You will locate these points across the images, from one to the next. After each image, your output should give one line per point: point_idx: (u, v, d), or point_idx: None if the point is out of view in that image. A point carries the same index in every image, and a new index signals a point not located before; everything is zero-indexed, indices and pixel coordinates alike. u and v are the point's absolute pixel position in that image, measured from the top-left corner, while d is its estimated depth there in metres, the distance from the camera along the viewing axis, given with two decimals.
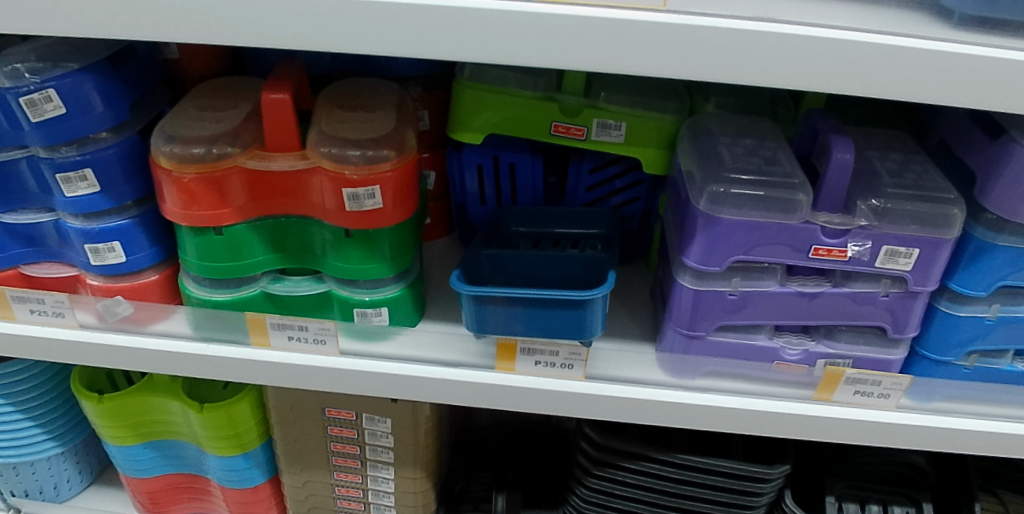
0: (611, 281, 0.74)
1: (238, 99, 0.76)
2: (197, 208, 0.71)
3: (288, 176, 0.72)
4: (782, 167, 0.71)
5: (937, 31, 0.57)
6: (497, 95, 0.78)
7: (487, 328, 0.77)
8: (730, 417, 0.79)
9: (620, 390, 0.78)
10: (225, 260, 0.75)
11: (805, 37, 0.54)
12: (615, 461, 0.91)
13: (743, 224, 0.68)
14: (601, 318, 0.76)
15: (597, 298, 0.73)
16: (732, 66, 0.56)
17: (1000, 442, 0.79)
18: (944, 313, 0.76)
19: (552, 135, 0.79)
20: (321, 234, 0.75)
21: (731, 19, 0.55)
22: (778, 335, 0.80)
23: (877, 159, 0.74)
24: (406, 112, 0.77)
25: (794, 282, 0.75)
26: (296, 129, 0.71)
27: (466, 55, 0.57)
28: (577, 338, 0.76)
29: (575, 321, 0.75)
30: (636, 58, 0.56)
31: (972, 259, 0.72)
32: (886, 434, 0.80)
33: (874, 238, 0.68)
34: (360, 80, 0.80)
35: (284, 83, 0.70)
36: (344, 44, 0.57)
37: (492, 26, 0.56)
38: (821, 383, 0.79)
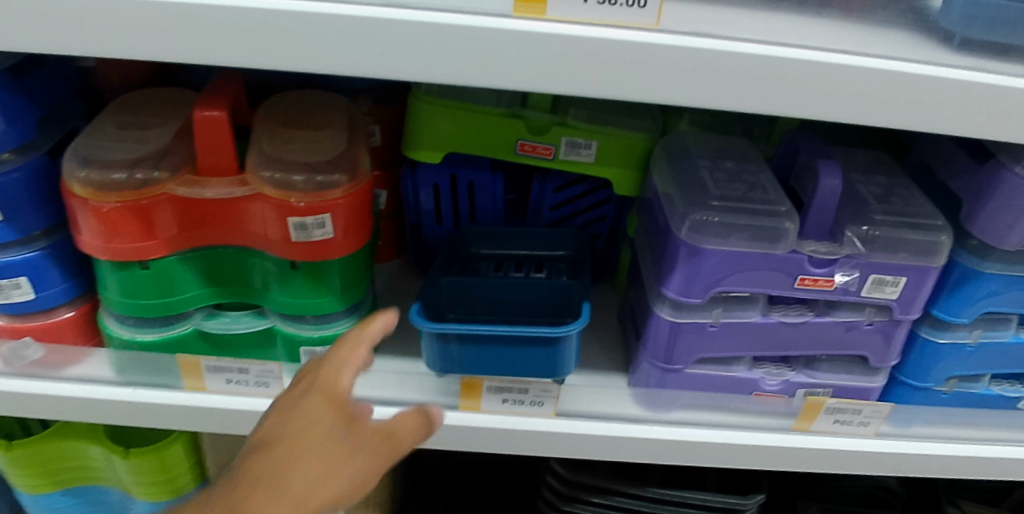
0: (587, 316, 0.68)
1: (166, 114, 0.68)
2: (120, 240, 0.62)
3: (224, 203, 0.63)
4: (766, 193, 0.67)
5: (941, 55, 0.53)
6: (459, 111, 0.71)
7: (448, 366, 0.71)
8: (708, 451, 0.74)
9: (593, 427, 0.73)
10: (153, 297, 0.67)
11: (808, 62, 0.49)
12: (584, 496, 0.86)
13: (727, 255, 0.65)
14: (574, 355, 0.71)
15: (573, 334, 0.68)
16: (732, 93, 0.49)
17: (978, 466, 0.78)
18: (924, 340, 0.74)
19: (517, 154, 0.73)
20: (263, 266, 0.67)
21: (732, 40, 0.49)
22: (757, 366, 0.77)
23: (862, 183, 0.71)
24: (358, 130, 0.70)
25: (776, 312, 0.71)
26: (233, 149, 0.63)
27: (434, 77, 0.49)
28: (549, 375, 0.71)
29: (548, 356, 0.69)
30: (627, 83, 0.49)
31: (956, 286, 0.69)
32: (868, 464, 0.76)
33: (862, 268, 0.66)
34: (305, 92, 0.73)
35: (219, 99, 0.61)
36: (287, 62, 0.48)
37: (464, 45, 0.48)
38: (802, 413, 0.75)
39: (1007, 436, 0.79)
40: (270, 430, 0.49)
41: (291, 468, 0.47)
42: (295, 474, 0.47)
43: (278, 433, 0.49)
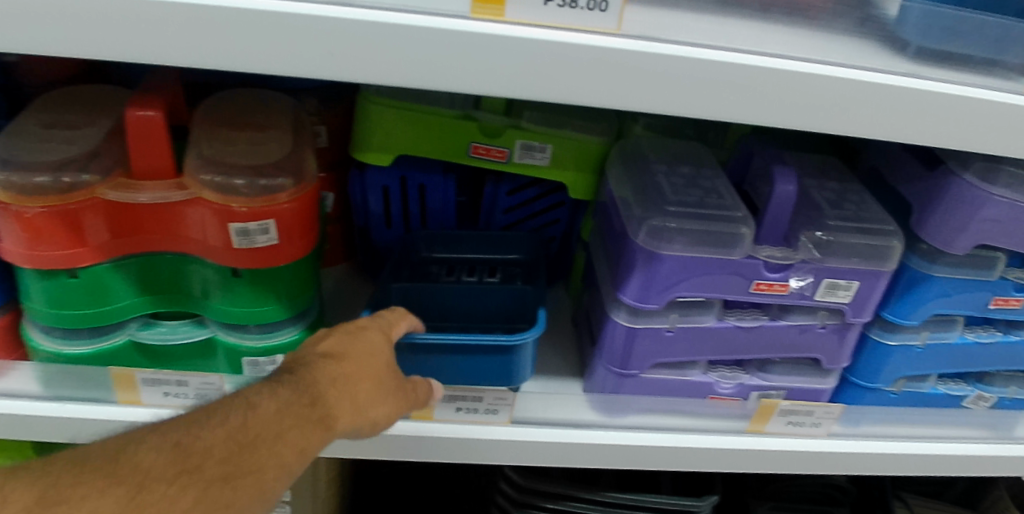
0: (543, 323, 0.68)
1: (96, 114, 0.64)
2: (45, 248, 0.58)
3: (160, 208, 0.60)
4: (723, 198, 0.67)
5: (898, 64, 0.53)
6: (411, 112, 0.69)
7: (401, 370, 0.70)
8: (663, 456, 0.74)
9: (548, 433, 0.72)
10: (83, 307, 0.63)
11: (768, 69, 0.48)
12: (537, 502, 0.85)
13: (684, 261, 0.64)
14: (530, 360, 0.71)
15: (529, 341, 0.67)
16: (692, 100, 0.49)
17: (923, 463, 0.80)
18: (875, 342, 0.75)
19: (470, 157, 0.71)
20: (202, 273, 0.64)
21: (691, 46, 0.48)
22: (712, 369, 0.76)
23: (815, 188, 0.72)
24: (304, 131, 0.67)
25: (731, 317, 0.71)
26: (170, 151, 0.59)
27: (386, 80, 0.46)
28: (505, 383, 0.70)
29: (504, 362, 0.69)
30: (587, 87, 0.48)
31: (906, 288, 0.71)
32: (819, 465, 0.78)
33: (816, 272, 0.66)
34: (247, 92, 0.69)
35: (154, 99, 0.58)
36: (228, 61, 0.45)
37: (418, 47, 0.45)
38: (756, 416, 0.75)
39: (950, 434, 0.81)
40: (341, 343, 0.57)
41: (359, 381, 0.56)
42: (365, 386, 0.56)
43: (348, 346, 0.57)
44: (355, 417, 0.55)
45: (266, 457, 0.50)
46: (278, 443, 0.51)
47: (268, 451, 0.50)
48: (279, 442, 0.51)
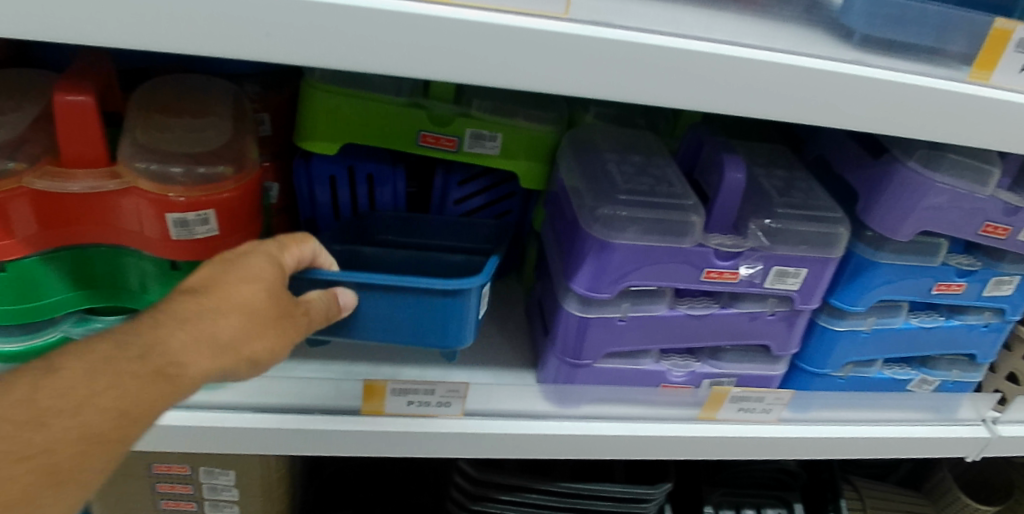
0: (489, 269, 0.65)
1: (21, 99, 0.60)
2: None
3: (92, 197, 0.57)
4: (674, 187, 0.67)
5: (843, 52, 0.53)
6: (359, 99, 0.67)
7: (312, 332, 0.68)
8: (616, 444, 0.74)
9: (501, 425, 0.72)
10: (11, 302, 0.60)
11: (715, 56, 0.48)
12: (492, 494, 0.83)
13: (636, 249, 0.64)
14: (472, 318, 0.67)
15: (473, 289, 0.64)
16: (639, 87, 0.48)
17: (867, 446, 0.82)
18: (823, 328, 0.76)
19: (419, 146, 0.69)
20: (140, 265, 0.62)
21: (639, 32, 0.48)
22: (664, 358, 0.76)
23: (764, 176, 0.73)
24: (245, 118, 0.65)
25: (683, 305, 0.71)
26: (101, 138, 0.57)
27: (328, 64, 0.45)
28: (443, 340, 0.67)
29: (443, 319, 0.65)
30: (532, 72, 0.47)
31: (853, 275, 0.72)
32: (768, 449, 0.79)
33: (765, 260, 0.67)
34: (185, 77, 0.67)
35: (84, 83, 0.55)
36: (160, 43, 0.43)
37: (360, 30, 0.44)
38: (707, 403, 0.76)
39: (893, 416, 0.83)
40: (203, 279, 0.49)
41: (221, 317, 0.48)
42: (225, 325, 0.48)
43: (212, 282, 0.49)
44: (213, 361, 0.47)
45: (62, 431, 0.42)
46: (91, 402, 0.43)
47: (66, 423, 0.42)
48: (81, 411, 0.42)
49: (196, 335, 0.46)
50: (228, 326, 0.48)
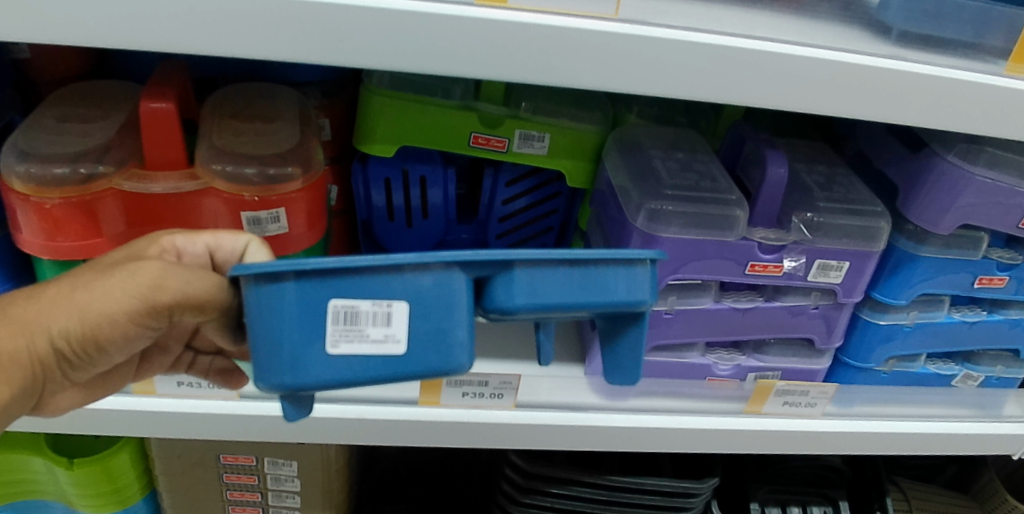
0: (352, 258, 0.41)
1: (108, 109, 0.66)
2: (63, 239, 0.60)
3: (173, 198, 0.61)
4: (718, 182, 0.70)
5: (881, 47, 0.56)
6: (414, 104, 0.71)
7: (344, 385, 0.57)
8: (663, 436, 0.75)
9: (551, 416, 0.73)
10: None
11: (759, 51, 0.51)
12: (543, 487, 0.85)
13: (683, 242, 0.67)
14: (351, 331, 0.42)
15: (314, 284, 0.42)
16: (685, 82, 0.51)
17: (914, 441, 0.82)
18: (865, 321, 0.77)
19: (471, 147, 0.73)
20: None
21: (685, 30, 0.51)
22: (710, 351, 0.78)
23: (805, 172, 0.76)
24: (310, 123, 0.69)
25: (728, 299, 0.74)
26: (182, 143, 0.61)
27: (398, 67, 0.48)
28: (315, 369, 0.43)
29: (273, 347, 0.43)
30: (585, 70, 0.50)
31: (894, 269, 0.73)
32: (815, 443, 0.79)
33: (808, 253, 0.69)
34: (253, 86, 0.71)
35: (166, 91, 0.60)
36: (244, 49, 0.46)
37: (426, 34, 0.47)
38: (752, 397, 0.77)
39: (939, 412, 0.83)
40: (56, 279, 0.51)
41: (42, 290, 0.48)
42: (21, 308, 0.48)
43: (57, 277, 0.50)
44: (24, 331, 0.47)
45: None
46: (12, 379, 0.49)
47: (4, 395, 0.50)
48: None
49: (10, 321, 0.47)
50: (23, 308, 0.48)
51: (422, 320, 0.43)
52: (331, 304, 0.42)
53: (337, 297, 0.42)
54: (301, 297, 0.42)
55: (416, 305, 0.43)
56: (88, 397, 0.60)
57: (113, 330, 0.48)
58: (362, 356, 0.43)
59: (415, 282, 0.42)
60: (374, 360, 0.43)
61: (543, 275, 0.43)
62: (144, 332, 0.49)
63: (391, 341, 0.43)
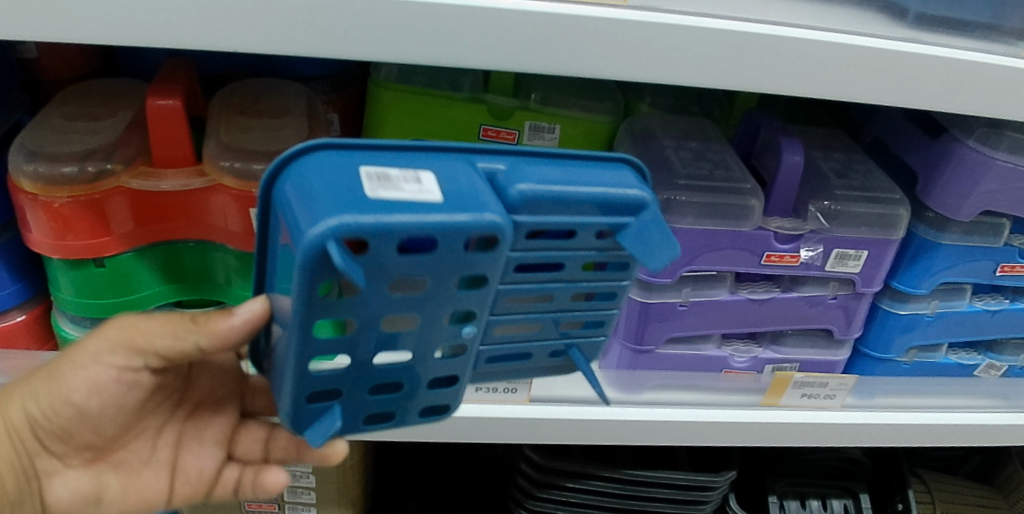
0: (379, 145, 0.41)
1: (116, 107, 0.65)
2: (73, 238, 0.60)
3: (182, 195, 0.61)
4: (733, 171, 0.69)
5: (897, 30, 0.54)
6: (420, 97, 0.70)
7: (348, 407, 0.46)
8: (680, 431, 0.74)
9: (565, 410, 0.72)
10: (108, 296, 0.64)
11: (771, 36, 0.49)
12: (558, 481, 0.85)
13: (697, 233, 0.66)
14: (385, 184, 0.37)
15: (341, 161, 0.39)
16: (696, 69, 0.50)
17: (943, 432, 0.79)
18: (885, 312, 0.76)
19: (481, 140, 0.72)
20: (225, 261, 0.65)
21: (696, 16, 0.49)
22: (726, 343, 0.78)
23: (822, 159, 0.74)
24: (318, 117, 0.68)
25: (744, 290, 0.73)
26: (189, 140, 0.61)
27: (403, 58, 0.48)
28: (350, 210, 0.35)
29: (294, 212, 0.37)
30: (592, 59, 0.49)
31: (914, 257, 0.72)
32: (835, 436, 0.77)
33: (826, 242, 0.68)
34: (261, 81, 0.71)
35: (172, 88, 0.59)
36: (246, 43, 0.46)
37: (430, 24, 0.46)
38: (770, 389, 0.75)
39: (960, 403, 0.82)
40: None
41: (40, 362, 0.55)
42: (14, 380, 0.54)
43: None
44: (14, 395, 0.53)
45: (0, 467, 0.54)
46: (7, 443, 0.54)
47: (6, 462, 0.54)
48: None
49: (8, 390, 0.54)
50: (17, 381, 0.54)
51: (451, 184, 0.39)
52: (361, 169, 0.38)
53: (366, 165, 0.39)
54: (330, 164, 0.39)
55: (441, 176, 0.40)
56: (112, 499, 0.59)
57: (80, 381, 0.51)
58: (400, 200, 0.37)
59: (437, 165, 0.41)
60: (412, 207, 0.37)
61: (549, 166, 0.43)
62: (108, 382, 0.51)
63: (425, 192, 0.38)
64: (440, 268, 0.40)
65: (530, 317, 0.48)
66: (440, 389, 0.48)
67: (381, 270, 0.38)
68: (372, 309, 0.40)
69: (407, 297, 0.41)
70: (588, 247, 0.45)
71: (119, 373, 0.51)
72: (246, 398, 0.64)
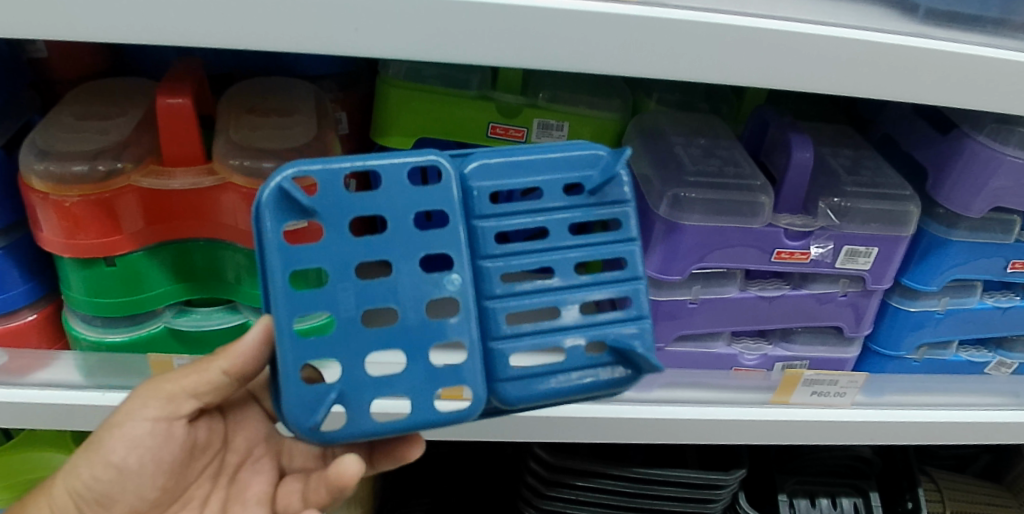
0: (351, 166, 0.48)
1: (125, 105, 0.65)
2: (83, 237, 0.60)
3: (191, 194, 0.61)
4: (743, 167, 0.69)
5: (907, 25, 0.54)
6: (428, 95, 0.70)
7: (348, 385, 0.44)
8: (689, 428, 0.73)
9: (575, 409, 0.72)
10: (118, 295, 0.64)
11: (781, 32, 0.49)
12: (568, 480, 0.85)
13: (706, 230, 0.65)
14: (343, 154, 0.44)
15: None
16: (705, 64, 0.50)
17: (954, 430, 0.79)
18: (895, 309, 0.75)
19: (489, 138, 0.72)
20: (234, 259, 0.65)
21: (705, 12, 0.49)
22: (736, 341, 0.77)
23: (831, 156, 0.74)
24: (326, 116, 0.68)
25: (754, 287, 0.72)
26: (198, 138, 0.61)
27: (412, 55, 0.48)
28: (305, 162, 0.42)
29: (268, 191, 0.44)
30: (601, 55, 0.49)
31: (924, 254, 0.71)
32: (845, 433, 0.77)
33: (836, 239, 0.67)
34: (270, 80, 0.71)
35: (181, 87, 0.59)
36: (254, 41, 0.46)
37: (439, 20, 0.46)
38: (780, 387, 0.74)
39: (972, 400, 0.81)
40: None
41: None
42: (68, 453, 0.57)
43: None
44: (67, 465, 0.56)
45: None
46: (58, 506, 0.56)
47: None
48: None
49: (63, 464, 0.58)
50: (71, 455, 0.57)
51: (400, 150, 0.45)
52: None
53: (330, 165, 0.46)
54: None
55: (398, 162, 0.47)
56: None
57: (119, 440, 0.54)
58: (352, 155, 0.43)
59: None
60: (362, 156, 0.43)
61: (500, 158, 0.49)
62: (145, 439, 0.54)
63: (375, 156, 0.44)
64: (396, 208, 0.43)
65: (536, 299, 0.47)
66: (449, 368, 0.45)
67: (340, 211, 0.43)
68: (344, 257, 0.43)
69: (375, 242, 0.44)
70: (561, 204, 0.47)
71: (154, 425, 0.54)
72: (283, 459, 0.63)
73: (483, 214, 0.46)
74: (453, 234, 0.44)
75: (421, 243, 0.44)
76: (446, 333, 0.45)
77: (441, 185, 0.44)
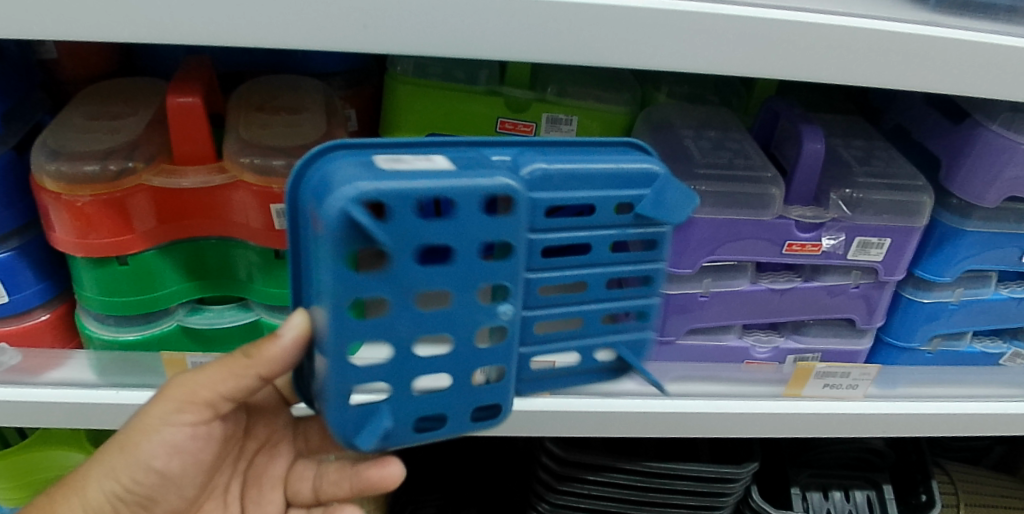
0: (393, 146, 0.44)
1: (135, 105, 0.66)
2: (95, 236, 0.60)
3: (202, 192, 0.61)
4: (753, 159, 0.68)
5: (920, 14, 0.53)
6: (437, 91, 0.70)
7: (395, 404, 0.46)
8: (700, 422, 0.73)
9: (588, 404, 0.72)
10: (131, 294, 0.64)
11: (793, 22, 0.49)
12: (580, 474, 0.85)
13: (717, 223, 0.65)
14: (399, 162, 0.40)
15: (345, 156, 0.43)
16: (717, 57, 0.49)
17: (968, 422, 0.78)
18: (908, 300, 0.75)
19: (498, 133, 0.72)
20: (246, 257, 0.66)
21: (717, 3, 0.49)
22: (747, 333, 0.77)
23: (843, 147, 0.73)
24: (336, 113, 0.69)
25: (765, 279, 0.72)
26: (209, 137, 0.61)
27: (422, 51, 0.48)
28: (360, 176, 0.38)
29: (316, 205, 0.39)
30: (613, 48, 0.49)
31: (938, 244, 0.71)
32: (858, 426, 0.77)
33: (848, 230, 0.67)
34: (280, 78, 0.71)
35: (192, 85, 0.59)
36: (265, 38, 0.46)
37: (450, 16, 0.46)
38: (792, 380, 0.74)
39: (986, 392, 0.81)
40: None
41: None
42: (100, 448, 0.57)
43: None
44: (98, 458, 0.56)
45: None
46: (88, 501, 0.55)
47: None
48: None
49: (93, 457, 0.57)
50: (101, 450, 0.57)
51: (464, 164, 0.41)
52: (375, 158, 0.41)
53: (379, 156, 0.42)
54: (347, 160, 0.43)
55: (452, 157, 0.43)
56: None
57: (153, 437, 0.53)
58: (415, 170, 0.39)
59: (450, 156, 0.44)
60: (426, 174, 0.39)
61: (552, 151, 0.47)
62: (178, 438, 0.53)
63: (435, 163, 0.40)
64: (464, 239, 0.41)
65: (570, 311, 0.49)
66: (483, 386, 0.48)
67: (407, 240, 0.40)
68: (402, 283, 0.41)
69: (438, 275, 0.42)
70: (610, 222, 0.46)
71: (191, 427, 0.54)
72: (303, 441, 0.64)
73: (537, 228, 0.45)
74: (517, 264, 0.44)
75: (485, 272, 0.43)
76: (493, 354, 0.47)
77: (513, 215, 0.42)
